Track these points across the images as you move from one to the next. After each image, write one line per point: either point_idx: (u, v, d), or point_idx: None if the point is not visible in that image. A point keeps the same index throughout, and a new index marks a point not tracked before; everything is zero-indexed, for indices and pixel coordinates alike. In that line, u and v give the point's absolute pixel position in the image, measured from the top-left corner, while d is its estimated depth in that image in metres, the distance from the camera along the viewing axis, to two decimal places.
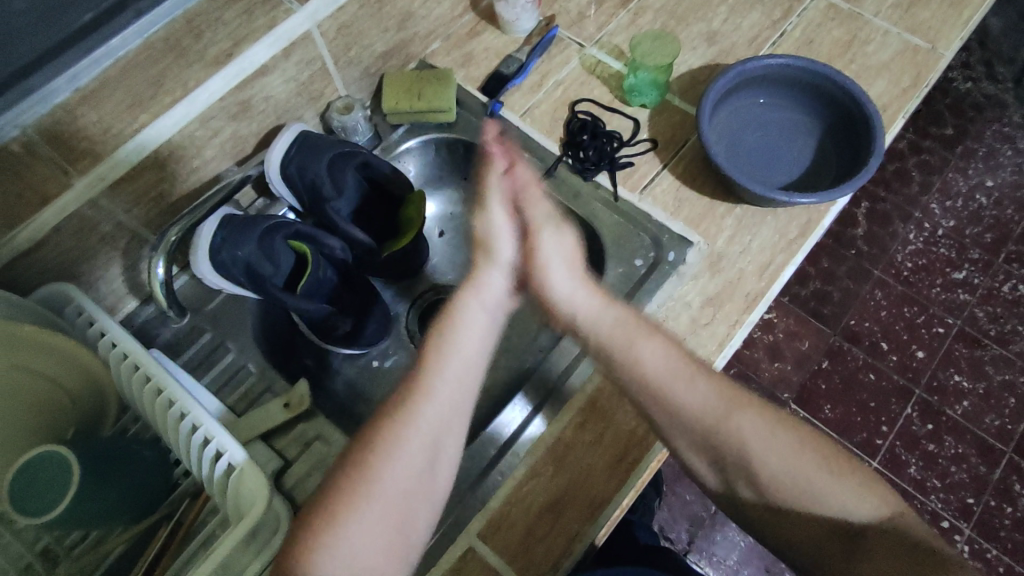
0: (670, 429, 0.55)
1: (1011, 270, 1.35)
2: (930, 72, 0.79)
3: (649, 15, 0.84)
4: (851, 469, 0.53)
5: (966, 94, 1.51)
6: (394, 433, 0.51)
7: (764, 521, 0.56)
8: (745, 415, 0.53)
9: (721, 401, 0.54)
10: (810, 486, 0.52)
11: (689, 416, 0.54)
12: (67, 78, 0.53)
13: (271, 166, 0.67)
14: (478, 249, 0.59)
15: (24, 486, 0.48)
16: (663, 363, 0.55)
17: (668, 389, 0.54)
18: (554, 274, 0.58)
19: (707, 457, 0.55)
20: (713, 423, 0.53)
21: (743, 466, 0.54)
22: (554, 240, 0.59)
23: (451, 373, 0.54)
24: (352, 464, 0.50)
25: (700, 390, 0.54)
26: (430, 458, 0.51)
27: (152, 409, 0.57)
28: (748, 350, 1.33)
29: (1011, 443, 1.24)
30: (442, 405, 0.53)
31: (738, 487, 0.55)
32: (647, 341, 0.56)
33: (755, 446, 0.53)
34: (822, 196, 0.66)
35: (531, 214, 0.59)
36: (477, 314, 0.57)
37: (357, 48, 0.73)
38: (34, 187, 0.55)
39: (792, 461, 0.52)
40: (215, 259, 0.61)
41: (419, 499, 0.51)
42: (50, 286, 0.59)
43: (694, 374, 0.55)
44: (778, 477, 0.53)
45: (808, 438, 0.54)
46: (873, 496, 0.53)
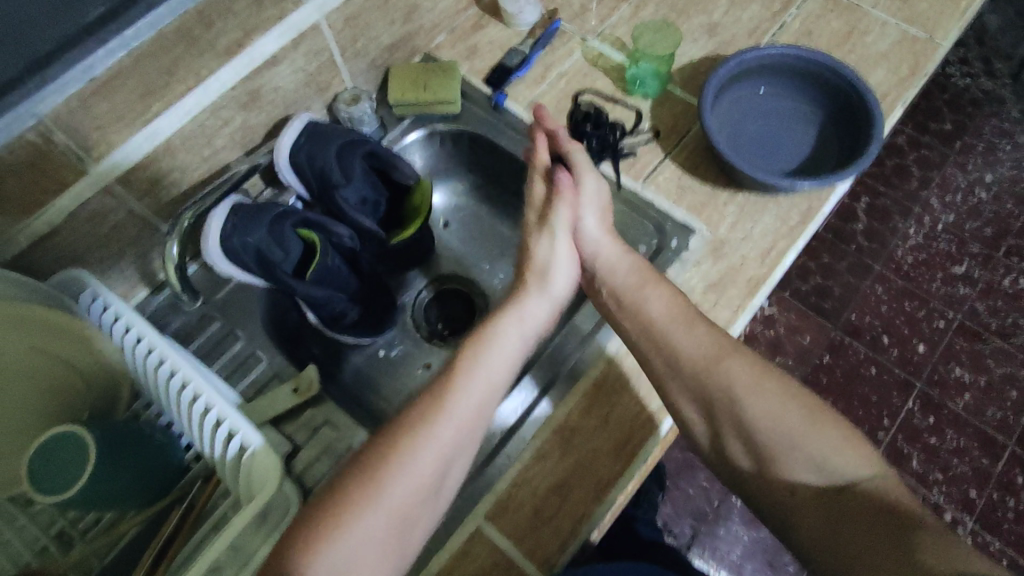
0: (663, 373, 0.58)
1: (1011, 264, 1.36)
2: (928, 61, 0.80)
3: (651, 7, 0.85)
4: (837, 425, 0.54)
5: (965, 90, 1.53)
6: (412, 443, 0.52)
7: (754, 485, 0.55)
8: (736, 360, 0.56)
9: (713, 346, 0.57)
10: (798, 441, 0.53)
11: (685, 360, 0.57)
12: (82, 70, 0.53)
13: (280, 154, 0.68)
14: (532, 275, 0.64)
15: (41, 466, 0.49)
16: (664, 307, 0.59)
17: (668, 333, 0.58)
18: (587, 220, 0.65)
19: (697, 405, 0.57)
20: (706, 366, 0.56)
21: (732, 415, 0.55)
22: (592, 180, 0.66)
23: (476, 394, 0.56)
24: (370, 461, 0.51)
25: (695, 337, 0.57)
26: (440, 471, 0.52)
27: (166, 393, 0.58)
28: (750, 344, 1.34)
29: (1012, 436, 1.24)
30: (462, 427, 0.54)
31: (728, 446, 0.56)
32: (652, 288, 0.61)
33: (742, 394, 0.55)
34: (823, 181, 0.67)
35: (577, 157, 0.67)
36: (512, 335, 0.60)
37: (363, 40, 0.74)
38: (49, 175, 0.56)
39: (779, 412, 0.54)
40: (225, 244, 0.62)
41: (423, 506, 0.52)
42: (65, 271, 0.60)
43: (692, 320, 0.59)
44: (766, 426, 0.54)
45: (796, 391, 0.55)
46: (857, 455, 0.52)
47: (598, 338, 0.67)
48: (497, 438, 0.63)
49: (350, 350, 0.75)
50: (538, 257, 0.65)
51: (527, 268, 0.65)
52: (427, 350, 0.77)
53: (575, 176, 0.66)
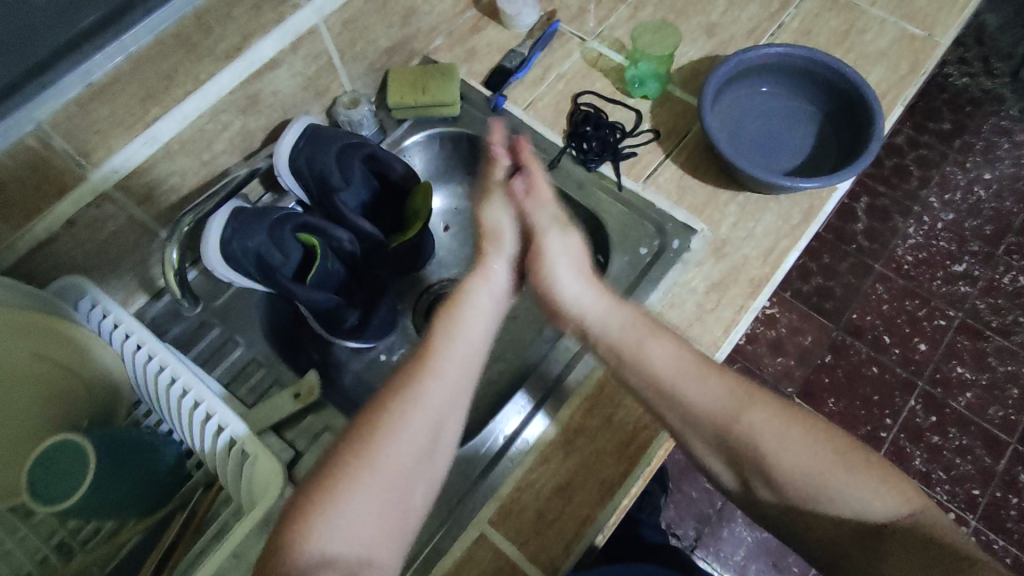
0: (684, 426, 0.56)
1: (1012, 262, 1.36)
2: (927, 58, 0.80)
3: (649, 9, 0.85)
4: (870, 466, 0.52)
5: (963, 89, 1.53)
6: (399, 411, 0.51)
7: (793, 524, 0.56)
8: (758, 411, 0.53)
9: (731, 399, 0.54)
10: (831, 488, 0.52)
11: (702, 416, 0.54)
12: (80, 75, 0.53)
13: (279, 157, 0.68)
14: (487, 240, 0.61)
15: (41, 480, 0.48)
16: (671, 361, 0.55)
17: (680, 387, 0.55)
18: (563, 275, 0.60)
19: (722, 454, 0.55)
20: (726, 421, 0.54)
21: (757, 465, 0.53)
22: (562, 241, 0.61)
23: (456, 356, 0.55)
24: (354, 440, 0.50)
25: (711, 389, 0.54)
26: (434, 431, 0.51)
27: (166, 400, 0.58)
28: (751, 345, 1.33)
29: (1015, 434, 1.24)
30: (445, 383, 0.53)
31: (757, 489, 0.55)
32: (655, 341, 0.57)
33: (768, 445, 0.52)
34: (824, 180, 0.67)
35: (540, 219, 0.62)
36: (485, 299, 0.58)
37: (362, 43, 0.74)
38: (49, 180, 0.55)
39: (808, 459, 0.52)
40: (225, 250, 0.61)
41: (416, 478, 0.51)
42: (65, 279, 0.60)
43: (706, 372, 0.55)
44: (794, 476, 0.52)
45: (822, 436, 0.53)
46: (895, 494, 0.52)
47: None
48: (500, 442, 0.63)
49: (350, 356, 0.75)
50: (485, 225, 0.61)
51: (480, 238, 0.62)
52: None
53: (538, 245, 0.61)
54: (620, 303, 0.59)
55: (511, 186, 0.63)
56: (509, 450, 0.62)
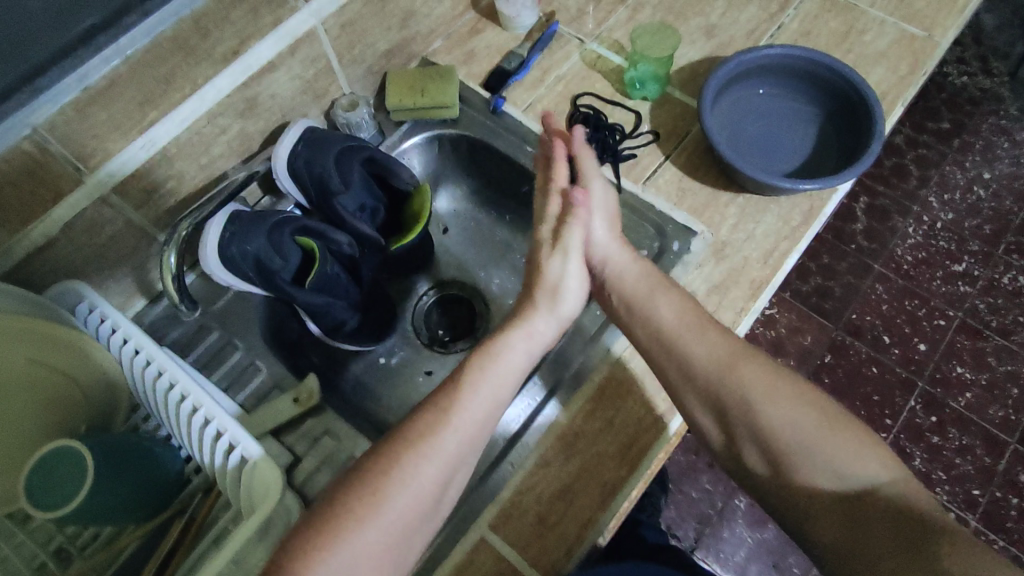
0: (680, 382, 0.57)
1: (1011, 261, 1.36)
2: (927, 59, 0.80)
3: (648, 10, 0.85)
4: (852, 429, 0.52)
5: (961, 89, 1.53)
6: (419, 457, 0.51)
7: (771, 496, 0.54)
8: (750, 366, 0.55)
9: (726, 355, 0.56)
10: (815, 449, 0.51)
11: (698, 369, 0.56)
12: (76, 78, 0.53)
13: (278, 161, 0.67)
14: (541, 291, 0.62)
15: (39, 486, 0.48)
16: (676, 314, 0.59)
17: (680, 339, 0.57)
18: (595, 228, 0.65)
19: (711, 410, 0.56)
20: (720, 373, 0.55)
21: (746, 418, 0.54)
22: (602, 187, 0.66)
23: (480, 409, 0.55)
24: (369, 481, 0.50)
25: (709, 342, 0.57)
26: (444, 483, 0.52)
27: (165, 406, 0.58)
28: (751, 345, 1.33)
29: (1015, 433, 1.24)
30: (468, 435, 0.54)
31: (743, 451, 0.55)
32: (661, 295, 0.60)
33: (759, 399, 0.53)
34: (825, 182, 0.67)
35: (586, 169, 0.67)
36: (518, 351, 0.59)
37: (360, 46, 0.74)
38: (46, 184, 0.55)
39: (796, 416, 0.52)
40: (224, 253, 0.61)
41: (422, 526, 0.51)
42: (64, 283, 0.60)
43: (705, 327, 0.58)
44: (781, 431, 0.52)
45: (813, 396, 0.53)
46: (879, 461, 0.50)
47: (602, 342, 0.66)
48: (503, 442, 0.63)
49: (350, 359, 0.74)
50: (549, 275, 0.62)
51: (537, 284, 0.63)
52: (427, 356, 0.76)
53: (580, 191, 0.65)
54: (642, 261, 0.63)
55: (572, 238, 0.63)
56: (512, 452, 0.62)
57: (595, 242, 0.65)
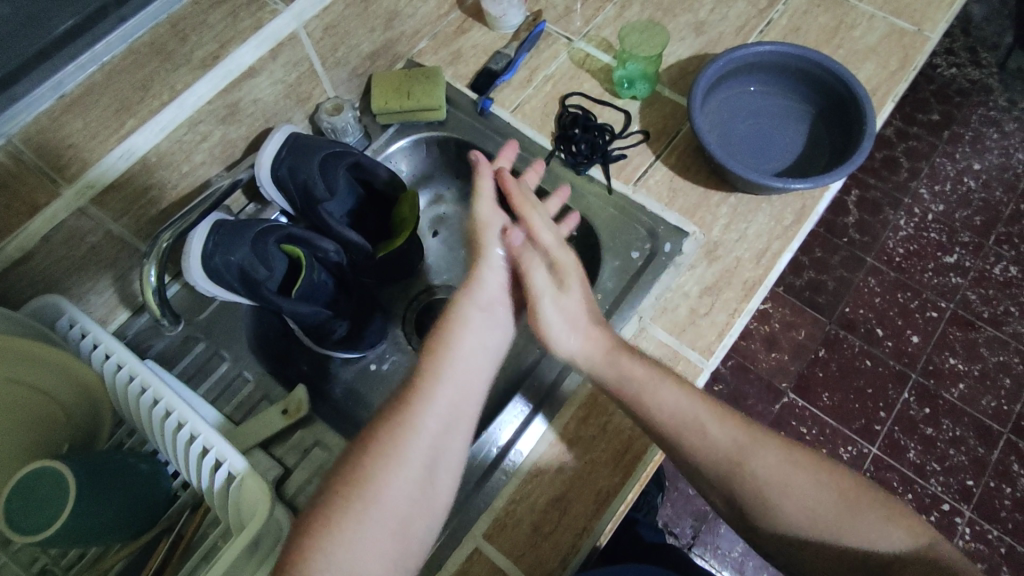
0: (691, 472, 0.57)
1: (1002, 251, 1.36)
2: (917, 53, 0.79)
3: (636, 7, 0.84)
4: (875, 504, 0.54)
5: (951, 80, 1.53)
6: (395, 439, 0.51)
7: (791, 564, 0.56)
8: (761, 458, 0.55)
9: (734, 449, 0.55)
10: (834, 529, 0.53)
11: (707, 467, 0.56)
12: (51, 87, 0.53)
13: (261, 168, 0.66)
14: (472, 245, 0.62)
15: (18, 510, 0.46)
16: (677, 408, 0.56)
17: (683, 440, 0.56)
18: (562, 339, 0.61)
19: (726, 499, 0.57)
20: (730, 469, 0.55)
21: (763, 509, 0.55)
22: (557, 306, 0.61)
23: (450, 378, 0.55)
24: (350, 469, 0.50)
25: (714, 439, 0.56)
26: (431, 457, 0.52)
27: (149, 423, 0.57)
28: (745, 341, 1.33)
29: (1008, 424, 1.24)
30: (439, 404, 0.54)
31: (760, 529, 0.56)
32: (657, 390, 0.57)
33: (773, 492, 0.54)
34: (816, 181, 0.66)
35: (537, 284, 0.61)
36: (477, 317, 0.59)
37: (344, 48, 0.72)
38: (21, 197, 0.54)
39: (813, 500, 0.54)
40: (206, 265, 0.59)
41: (426, 502, 0.51)
42: (42, 298, 0.58)
43: (706, 423, 0.56)
44: (798, 518, 0.54)
45: (828, 474, 0.55)
46: (901, 529, 0.53)
47: None
48: (493, 454, 0.62)
49: (340, 367, 0.73)
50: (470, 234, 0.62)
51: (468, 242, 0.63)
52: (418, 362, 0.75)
53: (532, 306, 0.61)
54: (614, 351, 0.59)
55: (485, 189, 0.62)
56: (502, 462, 0.61)
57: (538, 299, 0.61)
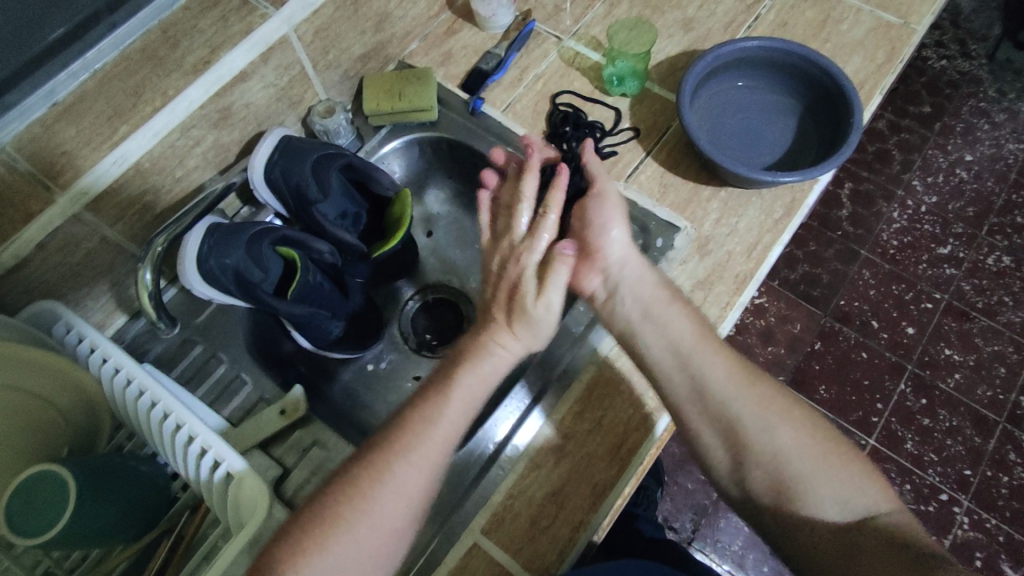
0: (687, 399, 0.57)
1: (995, 242, 1.37)
2: (905, 46, 0.80)
3: (625, 5, 0.85)
4: (858, 462, 0.55)
5: (941, 72, 1.53)
6: (392, 468, 0.52)
7: (767, 513, 0.55)
8: (764, 386, 0.57)
9: (739, 374, 0.57)
10: (822, 472, 0.54)
11: (711, 385, 0.57)
12: (43, 95, 0.55)
13: (254, 171, 0.66)
14: (515, 314, 0.59)
15: (18, 513, 0.47)
16: (690, 327, 0.59)
17: (693, 355, 0.58)
18: (612, 231, 0.63)
19: (722, 435, 0.56)
20: (734, 391, 0.56)
21: (758, 441, 0.55)
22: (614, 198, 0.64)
23: (459, 412, 0.56)
24: (350, 484, 0.51)
25: (719, 361, 0.57)
26: (426, 487, 0.53)
27: (148, 425, 0.57)
28: (740, 335, 1.33)
29: (1003, 412, 1.25)
30: (442, 443, 0.54)
31: (747, 467, 0.55)
32: (670, 309, 0.60)
33: (774, 418, 0.55)
34: (805, 174, 0.67)
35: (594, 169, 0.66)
36: (490, 366, 0.58)
37: (335, 51, 0.73)
38: (16, 205, 0.54)
39: (806, 440, 0.54)
40: (202, 268, 0.60)
41: (407, 534, 0.52)
42: (38, 304, 0.59)
43: (717, 345, 0.59)
44: (789, 451, 0.54)
45: (821, 425, 0.56)
46: (879, 489, 0.54)
47: (589, 342, 0.66)
48: (491, 448, 0.62)
49: (338, 366, 0.74)
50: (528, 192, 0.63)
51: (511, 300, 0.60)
52: (416, 361, 0.76)
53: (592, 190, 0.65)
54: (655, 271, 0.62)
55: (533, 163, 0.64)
56: (500, 457, 0.62)
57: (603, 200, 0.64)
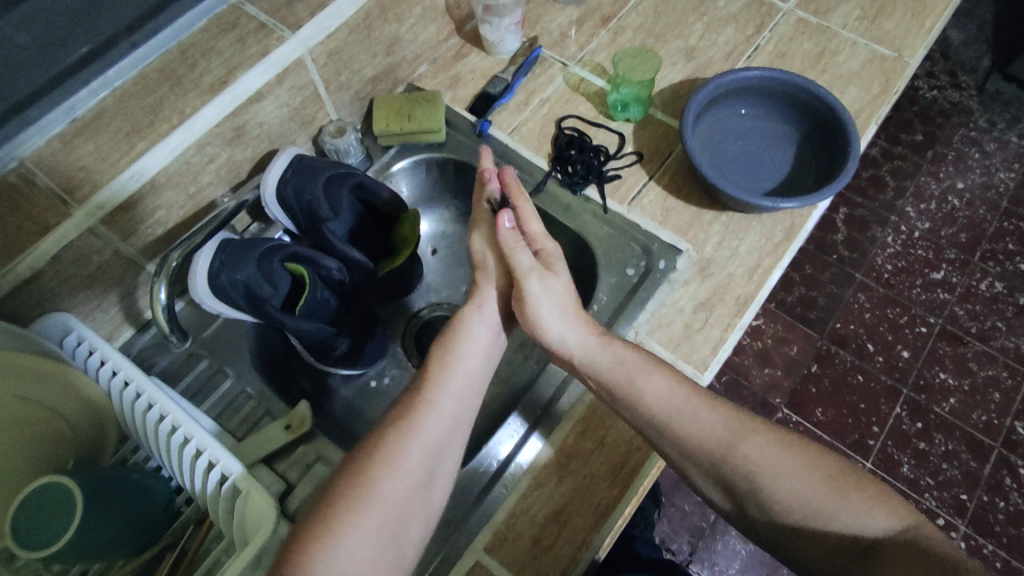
0: (681, 459, 0.58)
1: (987, 268, 1.39)
2: (898, 77, 0.83)
3: (629, 33, 0.87)
4: (861, 488, 0.54)
5: (933, 102, 1.57)
6: (400, 438, 0.54)
7: (787, 555, 0.55)
8: (751, 442, 0.56)
9: (725, 433, 0.57)
10: (830, 511, 0.53)
11: (695, 448, 0.57)
12: (62, 112, 0.56)
13: (267, 189, 0.68)
14: (478, 271, 0.68)
15: (24, 525, 0.47)
16: (663, 398, 0.58)
17: (675, 422, 0.57)
18: (549, 322, 0.63)
19: (721, 488, 0.57)
20: (722, 452, 0.56)
21: (753, 492, 0.55)
22: (543, 286, 0.63)
23: (453, 386, 0.59)
24: (347, 476, 0.53)
25: (705, 420, 0.58)
26: (431, 461, 0.54)
27: (155, 437, 0.58)
28: (739, 357, 1.35)
29: (999, 438, 1.26)
30: (443, 415, 0.57)
31: (755, 518, 0.56)
32: (646, 376, 0.59)
33: (763, 474, 0.55)
34: (804, 201, 0.68)
35: (521, 263, 0.63)
36: (478, 329, 0.63)
37: (347, 73, 0.75)
38: (32, 218, 0.55)
39: (802, 482, 0.54)
40: (212, 283, 0.61)
41: (417, 505, 0.53)
42: (48, 316, 0.59)
43: (696, 406, 0.58)
44: (789, 501, 0.54)
45: (817, 462, 0.55)
46: (889, 514, 0.53)
47: None
48: (494, 466, 0.63)
49: (341, 383, 0.74)
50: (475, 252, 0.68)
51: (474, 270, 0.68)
52: None
53: (520, 288, 0.63)
54: (608, 340, 0.62)
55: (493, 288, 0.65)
56: (503, 475, 0.62)
57: (527, 298, 0.63)
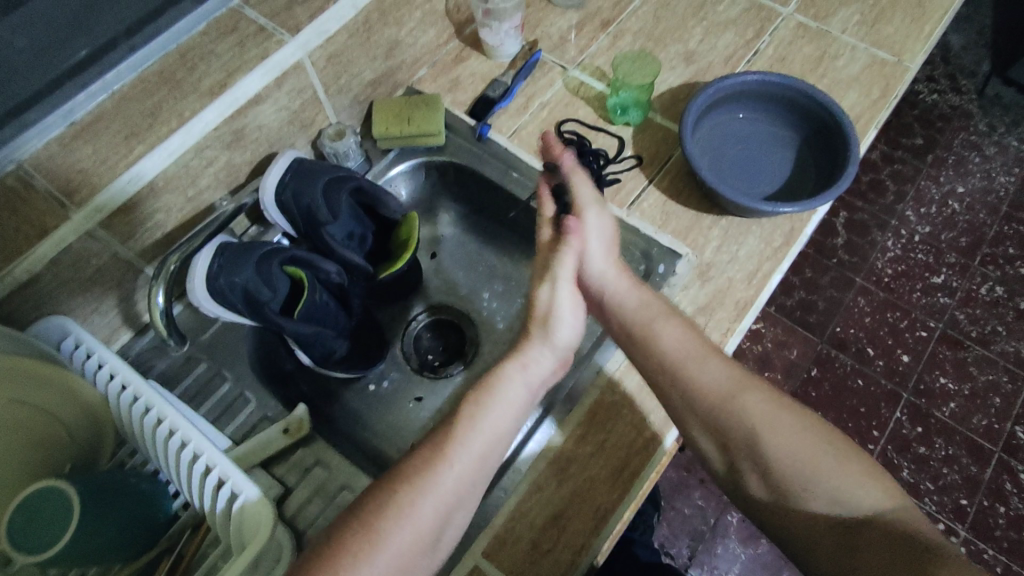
0: (682, 409, 0.58)
1: (988, 272, 1.39)
2: (898, 82, 0.83)
3: (628, 37, 0.87)
4: (854, 459, 0.54)
5: (932, 106, 1.57)
6: (414, 496, 0.51)
7: (772, 520, 0.56)
8: (752, 396, 0.57)
9: (730, 383, 0.57)
10: (819, 478, 0.53)
11: (702, 396, 0.57)
12: (61, 115, 0.56)
13: (266, 192, 0.67)
14: (535, 321, 0.61)
15: (20, 528, 0.47)
16: (679, 344, 0.59)
17: (684, 368, 0.58)
18: (595, 256, 0.64)
19: (715, 441, 0.57)
20: (723, 401, 0.57)
21: (749, 444, 0.56)
22: (598, 219, 0.65)
23: (477, 447, 0.55)
24: (355, 527, 0.50)
25: (713, 369, 0.58)
26: (440, 523, 0.52)
27: (152, 442, 0.57)
28: (739, 360, 1.34)
29: (999, 443, 1.26)
30: (463, 477, 0.53)
31: (745, 478, 0.57)
32: (665, 322, 0.61)
33: (760, 430, 0.55)
34: (804, 205, 0.68)
35: (581, 195, 0.66)
36: (513, 386, 0.58)
37: (346, 76, 0.75)
38: (30, 221, 0.55)
39: (797, 445, 0.54)
40: (211, 287, 0.61)
41: (420, 565, 0.51)
42: (46, 319, 0.59)
43: (706, 355, 0.59)
44: (782, 461, 0.54)
45: (814, 427, 0.56)
46: (878, 487, 0.54)
47: (587, 369, 0.67)
48: (499, 461, 0.63)
49: (340, 387, 0.74)
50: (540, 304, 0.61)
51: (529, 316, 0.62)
52: (417, 382, 0.76)
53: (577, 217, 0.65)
54: (639, 285, 0.64)
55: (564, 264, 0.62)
56: (502, 478, 0.62)
57: (584, 228, 0.64)
